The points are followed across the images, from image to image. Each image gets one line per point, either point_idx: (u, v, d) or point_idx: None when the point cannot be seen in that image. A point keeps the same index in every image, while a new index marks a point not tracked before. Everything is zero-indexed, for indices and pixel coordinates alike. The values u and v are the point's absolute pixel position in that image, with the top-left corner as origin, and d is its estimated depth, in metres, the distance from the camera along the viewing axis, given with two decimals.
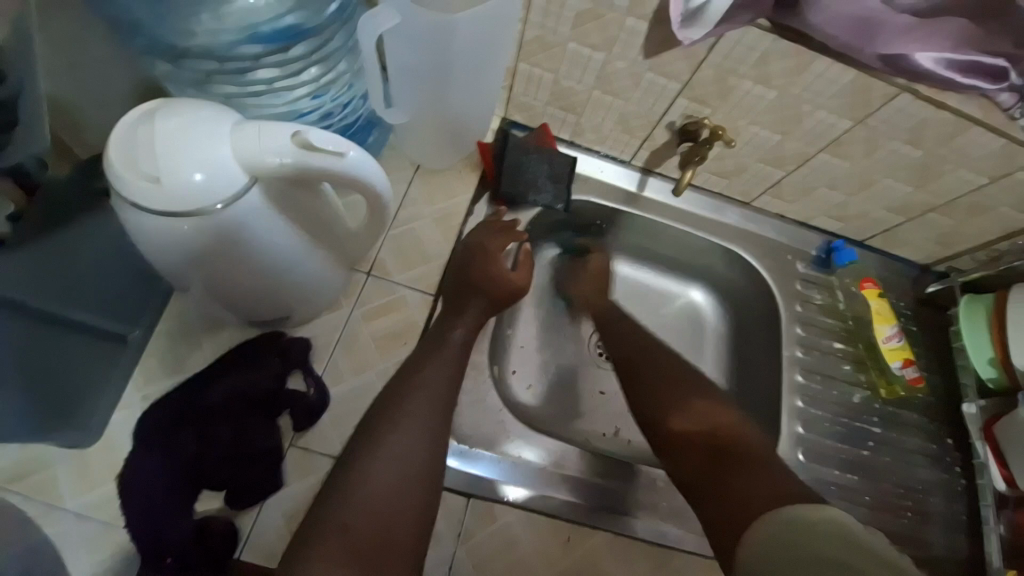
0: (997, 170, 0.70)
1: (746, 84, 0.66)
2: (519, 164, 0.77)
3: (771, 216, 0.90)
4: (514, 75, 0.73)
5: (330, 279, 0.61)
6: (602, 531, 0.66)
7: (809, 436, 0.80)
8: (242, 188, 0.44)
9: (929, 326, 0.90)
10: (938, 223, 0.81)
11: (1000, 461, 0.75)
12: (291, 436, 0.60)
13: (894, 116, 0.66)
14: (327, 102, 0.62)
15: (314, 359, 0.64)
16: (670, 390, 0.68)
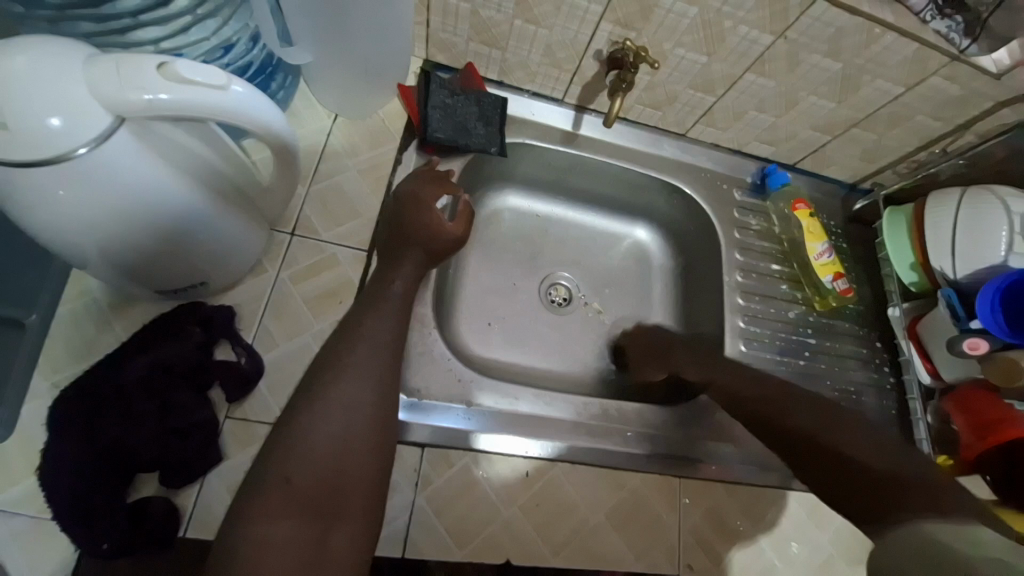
0: (911, 78, 0.72)
1: (666, 2, 0.64)
2: (447, 105, 0.74)
3: (706, 145, 0.90)
4: (428, 7, 0.69)
5: (246, 238, 0.57)
6: (559, 464, 0.67)
7: (751, 354, 0.83)
8: (107, 130, 0.39)
9: (857, 241, 0.95)
10: (861, 138, 0.84)
11: (923, 355, 0.81)
12: (226, 407, 0.58)
13: (812, 26, 0.66)
14: (209, 38, 0.56)
15: (242, 328, 0.61)
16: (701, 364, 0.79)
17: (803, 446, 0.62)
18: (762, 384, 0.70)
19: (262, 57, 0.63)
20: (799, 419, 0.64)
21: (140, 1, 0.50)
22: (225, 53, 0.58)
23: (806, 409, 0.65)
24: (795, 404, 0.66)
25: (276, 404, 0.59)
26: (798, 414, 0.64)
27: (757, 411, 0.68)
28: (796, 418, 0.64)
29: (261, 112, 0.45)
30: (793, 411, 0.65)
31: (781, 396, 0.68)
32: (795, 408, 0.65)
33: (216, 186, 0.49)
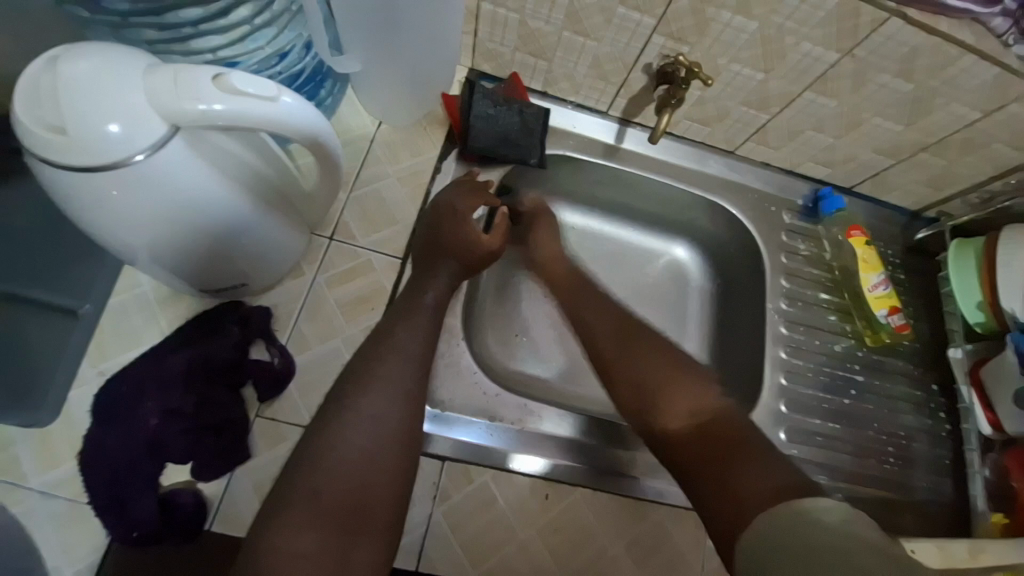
0: (991, 103, 0.66)
1: (725, 15, 0.61)
2: (487, 116, 0.72)
3: (755, 164, 0.86)
4: (477, 17, 0.68)
5: (286, 242, 0.58)
6: (580, 488, 0.65)
7: (791, 387, 0.79)
8: (162, 138, 0.40)
9: (917, 273, 0.88)
10: (929, 164, 0.78)
11: (984, 404, 0.74)
12: (257, 406, 0.59)
13: (884, 45, 0.61)
14: (263, 47, 0.58)
15: (277, 329, 0.62)
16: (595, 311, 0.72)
17: (694, 444, 0.56)
18: (646, 358, 0.65)
19: (314, 66, 0.64)
20: (683, 393, 0.60)
21: (200, 12, 0.51)
22: (278, 61, 0.59)
23: (682, 381, 0.62)
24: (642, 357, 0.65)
25: (303, 407, 0.60)
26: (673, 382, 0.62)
27: (626, 347, 0.67)
28: (657, 400, 0.61)
29: (308, 122, 0.46)
30: (664, 389, 0.61)
31: (659, 355, 0.65)
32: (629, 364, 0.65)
33: (261, 192, 0.50)
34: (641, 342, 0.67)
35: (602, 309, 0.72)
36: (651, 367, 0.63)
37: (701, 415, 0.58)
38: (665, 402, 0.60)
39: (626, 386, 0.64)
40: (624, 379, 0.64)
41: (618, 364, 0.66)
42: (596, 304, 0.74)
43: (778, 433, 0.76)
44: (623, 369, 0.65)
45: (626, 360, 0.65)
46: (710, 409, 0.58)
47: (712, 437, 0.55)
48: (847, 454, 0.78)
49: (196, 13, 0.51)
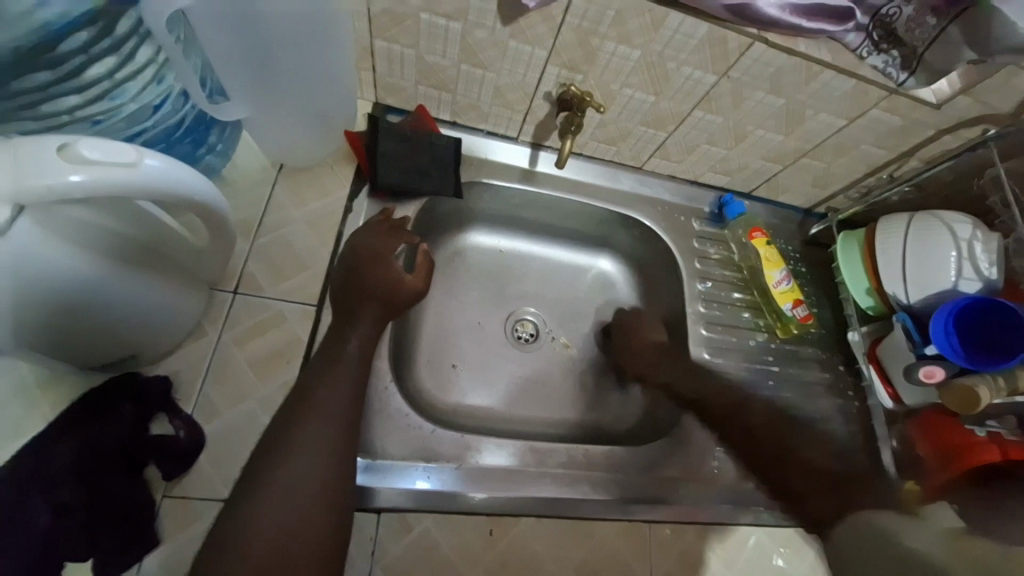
0: (852, 111, 0.74)
1: (609, 45, 0.64)
2: (394, 152, 0.71)
3: (663, 177, 0.91)
4: (373, 55, 0.68)
5: (177, 305, 0.53)
6: (524, 517, 0.65)
7: (717, 387, 0.83)
8: (7, 219, 0.36)
9: (816, 265, 0.96)
10: (812, 167, 0.86)
11: (884, 380, 0.81)
12: (163, 486, 0.55)
13: (753, 66, 0.66)
14: (130, 103, 0.53)
15: (179, 399, 0.58)
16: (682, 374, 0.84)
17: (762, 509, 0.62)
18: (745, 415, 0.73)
19: (195, 115, 0.60)
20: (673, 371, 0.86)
21: (48, 75, 0.47)
22: (153, 113, 0.56)
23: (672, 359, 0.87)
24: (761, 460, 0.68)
25: (217, 477, 0.56)
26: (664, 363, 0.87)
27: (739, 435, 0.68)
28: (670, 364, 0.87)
29: (182, 182, 0.43)
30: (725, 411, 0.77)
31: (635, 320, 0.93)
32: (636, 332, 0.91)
33: (133, 260, 0.46)
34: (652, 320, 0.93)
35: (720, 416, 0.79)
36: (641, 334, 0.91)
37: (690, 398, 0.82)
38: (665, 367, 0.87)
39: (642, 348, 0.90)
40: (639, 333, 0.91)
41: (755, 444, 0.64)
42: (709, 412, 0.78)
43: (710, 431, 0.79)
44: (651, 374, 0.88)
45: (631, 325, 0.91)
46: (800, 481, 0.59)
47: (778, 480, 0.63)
48: None
49: (45, 78, 0.47)
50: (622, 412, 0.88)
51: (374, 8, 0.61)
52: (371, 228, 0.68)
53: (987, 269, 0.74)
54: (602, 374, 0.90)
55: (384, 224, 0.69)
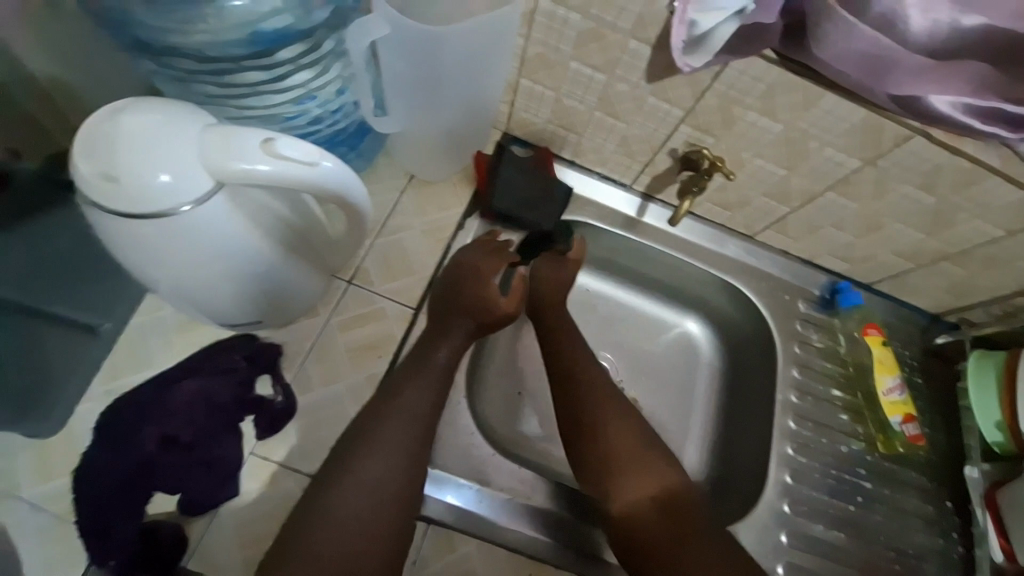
0: (1016, 223, 0.66)
1: (751, 116, 0.63)
2: (510, 183, 0.74)
3: (774, 251, 0.86)
4: (515, 90, 0.72)
5: (308, 285, 0.60)
6: (560, 571, 0.64)
7: (795, 486, 0.76)
8: (206, 192, 0.43)
9: (936, 379, 0.86)
10: (950, 272, 0.78)
11: (999, 531, 0.71)
12: (252, 443, 0.59)
13: (906, 159, 0.62)
14: (314, 108, 0.62)
15: (284, 367, 0.63)
16: (620, 435, 0.66)
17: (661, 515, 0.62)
18: (620, 424, 0.67)
19: (359, 124, 0.68)
20: (649, 471, 0.64)
21: (258, 76, 0.57)
22: (329, 119, 0.64)
23: (647, 458, 0.65)
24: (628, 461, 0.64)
25: (296, 450, 0.60)
26: (643, 462, 0.64)
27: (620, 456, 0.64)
28: (639, 473, 0.64)
29: (344, 185, 0.48)
30: (620, 452, 0.65)
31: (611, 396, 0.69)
32: (611, 421, 0.67)
33: (286, 240, 0.53)
34: (631, 421, 0.67)
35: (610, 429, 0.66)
36: (613, 424, 0.66)
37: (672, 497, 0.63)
38: (628, 471, 0.64)
39: (599, 462, 0.65)
40: (612, 434, 0.66)
41: (606, 443, 0.66)
42: (616, 417, 0.67)
43: (778, 534, 0.73)
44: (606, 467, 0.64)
45: (606, 425, 0.66)
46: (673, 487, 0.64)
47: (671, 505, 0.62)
48: (850, 567, 0.74)
49: (257, 77, 0.57)
50: None
51: (529, 52, 0.65)
52: (477, 248, 0.69)
53: None
54: (667, 438, 0.86)
55: (489, 247, 0.70)
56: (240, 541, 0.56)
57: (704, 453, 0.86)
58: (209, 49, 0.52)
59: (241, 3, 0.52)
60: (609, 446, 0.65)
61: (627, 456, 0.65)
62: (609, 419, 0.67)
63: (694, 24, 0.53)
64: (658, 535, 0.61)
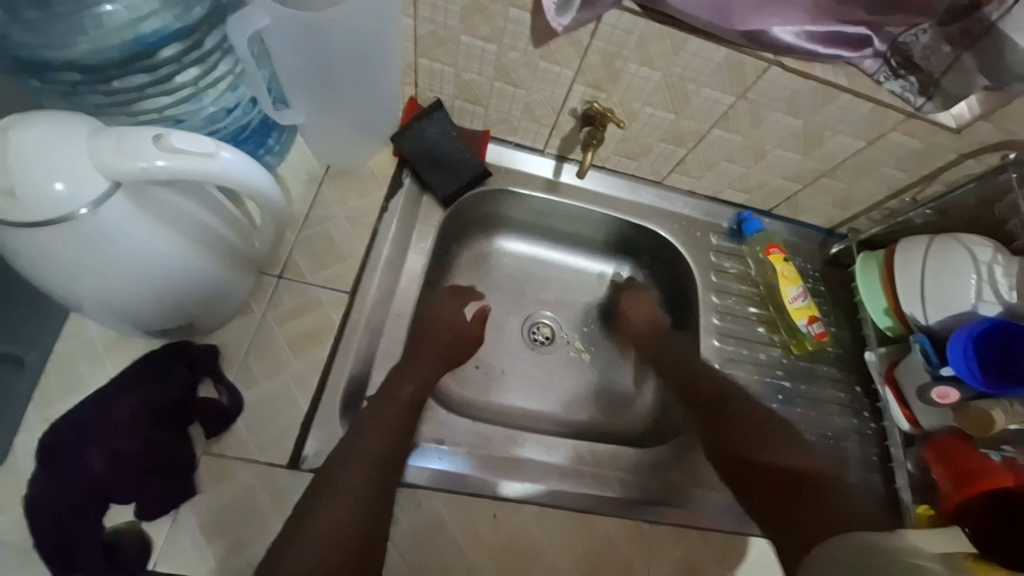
0: (871, 133, 0.75)
1: (632, 67, 0.69)
2: (439, 145, 0.80)
3: (682, 193, 0.94)
4: (416, 71, 0.75)
5: (232, 283, 0.60)
6: (528, 505, 0.67)
7: (727, 397, 0.85)
8: (104, 194, 0.44)
9: (835, 284, 0.97)
10: (831, 188, 0.87)
11: (900, 402, 0.80)
12: (204, 444, 0.61)
13: (770, 89, 0.70)
14: (209, 106, 0.62)
15: (224, 367, 0.64)
16: (685, 363, 0.89)
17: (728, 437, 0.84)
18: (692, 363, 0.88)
19: (260, 121, 0.69)
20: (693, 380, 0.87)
21: (143, 78, 0.56)
22: (226, 116, 0.64)
23: (801, 450, 0.84)
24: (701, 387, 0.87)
25: (252, 443, 0.61)
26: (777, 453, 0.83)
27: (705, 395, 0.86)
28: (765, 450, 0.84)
29: (247, 174, 0.50)
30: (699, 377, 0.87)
31: (750, 411, 0.85)
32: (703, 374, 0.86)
33: (201, 237, 0.54)
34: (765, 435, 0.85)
35: (678, 368, 0.89)
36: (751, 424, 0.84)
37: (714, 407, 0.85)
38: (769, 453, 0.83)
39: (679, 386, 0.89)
40: (685, 373, 0.89)
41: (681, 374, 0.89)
42: (678, 369, 0.90)
43: None
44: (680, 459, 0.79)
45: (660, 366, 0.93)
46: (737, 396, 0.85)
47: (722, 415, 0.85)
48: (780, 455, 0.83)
49: (144, 80, 0.57)
50: (632, 416, 0.92)
51: (421, 31, 0.68)
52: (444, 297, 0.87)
53: (1007, 291, 0.73)
54: (613, 379, 0.94)
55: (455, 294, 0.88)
56: (206, 536, 0.57)
57: (648, 387, 0.94)
58: (84, 55, 0.52)
59: (113, 9, 0.53)
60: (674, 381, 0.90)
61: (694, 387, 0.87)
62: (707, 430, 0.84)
63: None
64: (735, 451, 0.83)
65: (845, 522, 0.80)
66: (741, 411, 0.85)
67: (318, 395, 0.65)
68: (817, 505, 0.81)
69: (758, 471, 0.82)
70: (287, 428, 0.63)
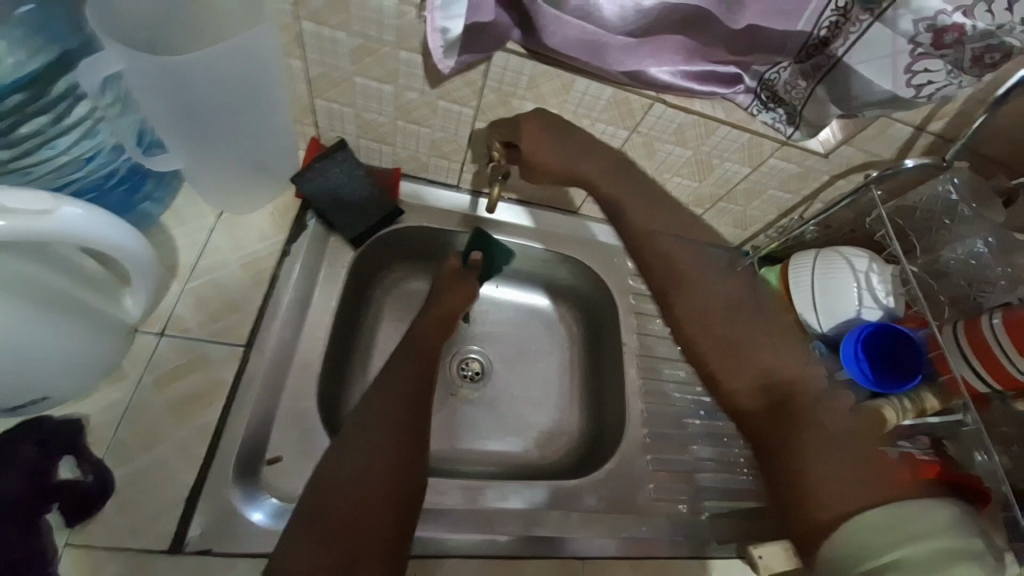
0: (754, 160, 0.82)
1: (528, 105, 0.71)
2: (345, 183, 0.77)
3: (597, 220, 0.97)
4: (314, 112, 0.74)
5: (91, 346, 0.55)
6: (449, 558, 0.66)
7: (653, 417, 0.86)
8: None
9: None
10: (729, 209, 0.94)
11: None
12: (65, 534, 0.53)
13: (657, 123, 0.74)
14: (63, 156, 0.58)
15: (91, 443, 0.57)
16: (711, 270, 0.63)
17: (705, 361, 0.58)
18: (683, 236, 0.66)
19: (128, 167, 0.64)
20: (691, 293, 0.61)
21: None
22: (84, 165, 0.60)
23: (776, 350, 0.56)
24: (704, 291, 0.61)
25: (125, 527, 0.54)
26: (756, 361, 0.55)
27: (675, 281, 0.62)
28: (747, 369, 0.55)
29: (99, 231, 0.46)
30: (676, 270, 0.62)
31: (718, 270, 0.63)
32: (698, 267, 0.63)
33: (41, 299, 0.49)
34: (744, 313, 0.60)
35: (682, 251, 0.64)
36: (709, 291, 0.61)
37: (669, 281, 0.63)
38: (737, 368, 0.56)
39: (664, 271, 0.63)
40: (668, 250, 0.64)
41: (679, 258, 0.63)
42: (661, 231, 0.66)
43: (645, 460, 0.82)
44: (679, 298, 0.61)
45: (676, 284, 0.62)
46: (708, 276, 0.62)
47: (738, 309, 0.60)
48: None
49: None
50: (562, 446, 0.91)
51: (312, 72, 0.67)
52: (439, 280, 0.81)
53: (886, 297, 0.81)
54: (545, 409, 0.93)
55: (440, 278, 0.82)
56: None
57: (579, 415, 0.93)
58: None
59: None
60: (695, 315, 0.59)
61: (723, 306, 0.60)
62: (703, 293, 0.61)
63: (446, 30, 0.59)
64: (758, 418, 0.52)
65: (831, 445, 0.48)
66: (728, 292, 0.61)
67: (206, 462, 0.59)
68: (813, 422, 0.50)
69: (755, 426, 0.52)
70: (167, 504, 0.56)
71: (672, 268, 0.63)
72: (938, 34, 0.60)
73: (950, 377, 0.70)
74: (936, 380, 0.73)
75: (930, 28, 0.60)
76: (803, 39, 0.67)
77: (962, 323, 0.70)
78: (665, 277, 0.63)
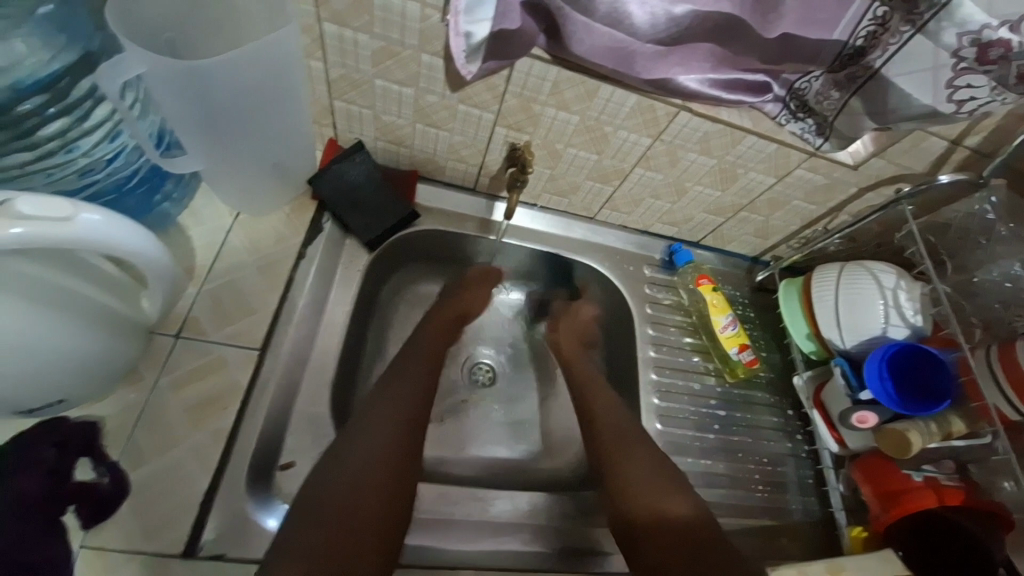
0: (780, 170, 0.79)
1: (550, 111, 0.70)
2: (360, 185, 0.76)
3: (614, 227, 0.95)
4: (332, 113, 0.73)
5: (108, 349, 0.55)
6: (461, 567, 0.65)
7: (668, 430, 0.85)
8: None
9: (764, 310, 1.00)
10: (751, 219, 0.91)
11: (829, 424, 0.82)
12: (82, 536, 0.53)
13: (681, 131, 0.72)
14: (83, 157, 0.58)
15: (107, 444, 0.57)
16: (614, 447, 0.71)
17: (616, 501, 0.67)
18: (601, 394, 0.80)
19: (149, 167, 0.64)
20: (635, 449, 0.71)
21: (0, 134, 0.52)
22: (106, 165, 0.60)
23: (677, 498, 0.65)
24: (638, 451, 0.70)
25: (140, 529, 0.54)
26: (665, 496, 0.64)
27: (612, 445, 0.72)
28: (667, 518, 0.62)
29: (118, 237, 0.46)
30: (614, 431, 0.73)
31: (630, 429, 0.73)
32: (621, 453, 0.70)
33: (60, 302, 0.49)
34: (663, 466, 0.69)
35: (602, 412, 0.77)
36: (637, 459, 0.69)
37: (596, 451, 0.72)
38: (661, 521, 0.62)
39: (609, 440, 0.73)
40: (612, 449, 0.71)
41: (623, 456, 0.70)
42: (610, 413, 0.76)
43: None
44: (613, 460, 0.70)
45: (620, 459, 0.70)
46: (612, 453, 0.71)
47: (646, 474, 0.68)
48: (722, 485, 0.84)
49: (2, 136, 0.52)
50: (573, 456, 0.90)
51: (332, 74, 0.66)
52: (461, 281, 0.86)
53: (913, 316, 0.78)
54: (557, 417, 0.92)
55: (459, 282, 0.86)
56: None
57: None
58: None
59: None
60: (632, 474, 0.68)
61: (621, 439, 0.72)
62: (633, 457, 0.69)
63: (470, 34, 0.59)
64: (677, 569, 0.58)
65: None
66: (656, 460, 0.69)
67: (220, 465, 0.59)
68: None
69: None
70: (182, 508, 0.56)
71: (596, 424, 0.75)
72: (983, 49, 0.57)
73: (981, 404, 0.68)
74: (963, 404, 0.71)
75: (973, 42, 0.58)
76: (838, 48, 0.64)
77: (995, 347, 0.67)
78: (614, 438, 0.73)
